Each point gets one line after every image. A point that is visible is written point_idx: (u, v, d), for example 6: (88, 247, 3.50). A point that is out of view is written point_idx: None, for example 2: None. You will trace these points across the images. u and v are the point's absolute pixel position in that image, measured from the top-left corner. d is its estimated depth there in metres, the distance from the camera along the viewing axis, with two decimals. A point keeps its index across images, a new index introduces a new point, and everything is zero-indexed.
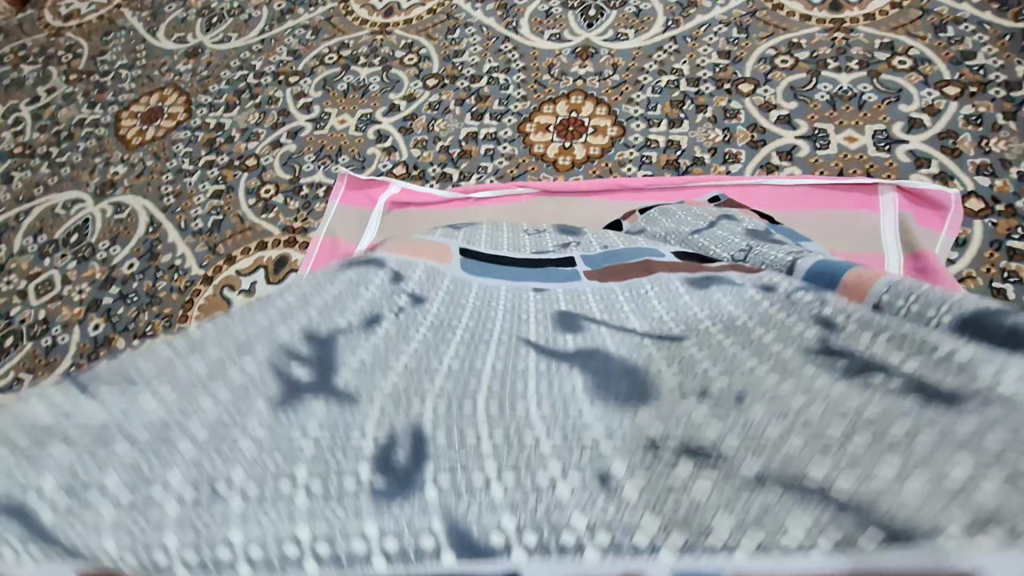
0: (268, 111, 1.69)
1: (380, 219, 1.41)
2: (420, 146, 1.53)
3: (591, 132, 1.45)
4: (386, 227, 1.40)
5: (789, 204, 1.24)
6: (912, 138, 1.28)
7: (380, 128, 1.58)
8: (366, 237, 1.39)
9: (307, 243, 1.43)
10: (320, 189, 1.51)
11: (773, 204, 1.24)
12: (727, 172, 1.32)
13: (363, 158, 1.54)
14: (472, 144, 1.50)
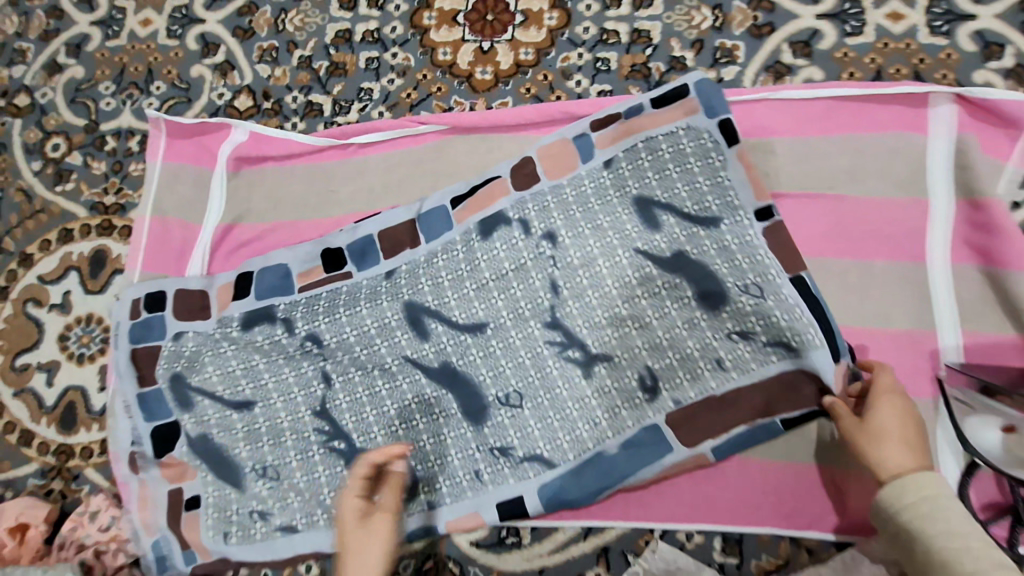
0: (29, 8, 1.11)
1: (224, 185, 0.97)
2: (268, 59, 1.02)
3: (519, 22, 0.97)
4: (236, 196, 0.97)
5: (806, 130, 0.87)
6: (983, 10, 0.87)
7: (203, 30, 1.04)
8: (210, 215, 0.97)
9: (129, 228, 1.00)
10: (132, 140, 1.03)
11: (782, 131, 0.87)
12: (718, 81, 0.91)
13: (186, 84, 1.03)
14: (345, 51, 1.00)
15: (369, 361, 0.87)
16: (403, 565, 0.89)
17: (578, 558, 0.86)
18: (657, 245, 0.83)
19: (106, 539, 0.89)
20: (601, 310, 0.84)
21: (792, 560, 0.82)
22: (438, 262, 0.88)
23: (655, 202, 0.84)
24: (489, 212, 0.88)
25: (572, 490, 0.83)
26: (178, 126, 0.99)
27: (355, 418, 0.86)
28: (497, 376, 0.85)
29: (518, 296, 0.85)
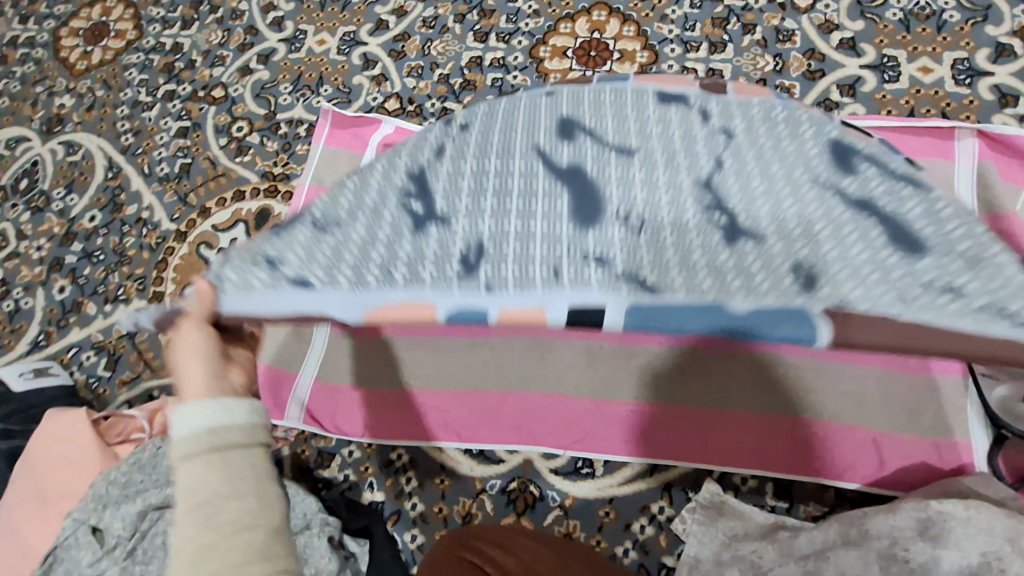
0: (232, 28, 1.44)
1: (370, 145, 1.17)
2: (414, 74, 1.30)
3: (616, 58, 1.23)
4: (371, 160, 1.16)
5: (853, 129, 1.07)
6: (998, 69, 1.08)
7: (366, 50, 1.35)
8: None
9: (290, 193, 1.25)
10: (301, 127, 1.31)
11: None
12: None
13: (348, 89, 1.32)
14: (475, 72, 1.28)
15: (498, 133, 0.71)
16: (489, 485, 1.01)
17: (643, 491, 0.98)
18: (776, 107, 0.68)
19: None
20: (778, 179, 0.62)
21: (836, 508, 0.93)
22: (603, 99, 0.72)
23: (856, 150, 0.64)
24: (668, 91, 0.72)
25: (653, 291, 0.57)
26: (340, 119, 1.26)
27: (450, 181, 0.67)
28: (630, 194, 0.63)
29: (677, 141, 0.67)
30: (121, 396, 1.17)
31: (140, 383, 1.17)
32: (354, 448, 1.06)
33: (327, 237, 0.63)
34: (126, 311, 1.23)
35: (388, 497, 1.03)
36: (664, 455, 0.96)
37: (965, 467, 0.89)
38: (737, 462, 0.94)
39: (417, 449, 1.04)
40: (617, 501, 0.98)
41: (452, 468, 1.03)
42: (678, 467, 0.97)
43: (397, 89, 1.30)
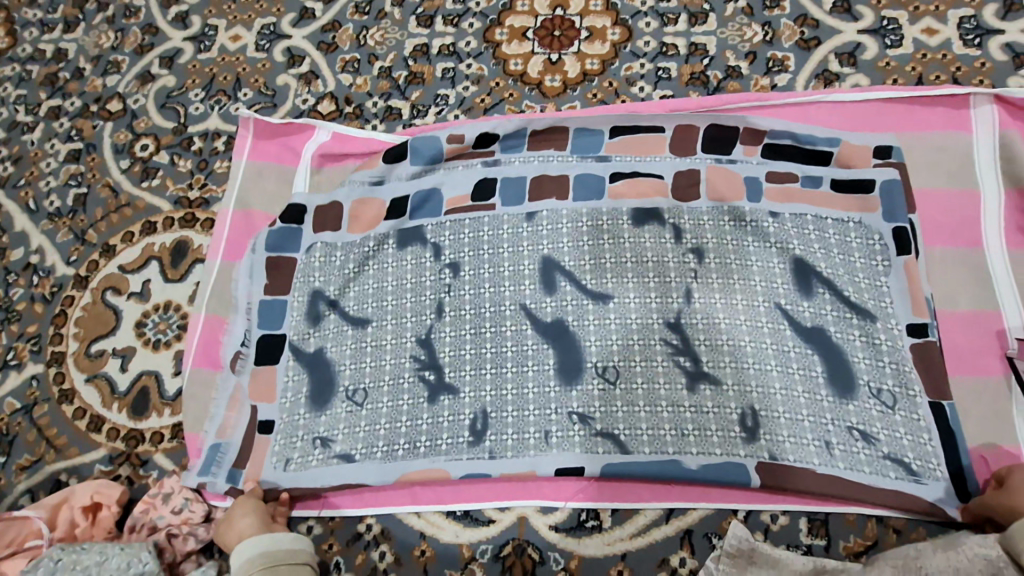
0: (126, 27, 1.21)
1: (316, 204, 0.99)
2: (350, 70, 1.11)
3: (584, 37, 1.06)
4: (323, 214, 0.99)
5: (856, 128, 0.93)
6: (1009, 26, 0.97)
7: (290, 45, 1.15)
8: (301, 230, 0.98)
9: (212, 220, 1.05)
10: (219, 140, 1.10)
11: (843, 146, 0.91)
12: (772, 87, 0.99)
13: (272, 91, 1.12)
14: (422, 63, 1.09)
15: (489, 303, 0.93)
16: (479, 552, 0.85)
17: (661, 542, 0.82)
18: (744, 210, 0.92)
19: (178, 521, 0.86)
20: (725, 337, 0.87)
21: (880, 541, 0.79)
22: (582, 227, 0.94)
23: (816, 272, 0.88)
24: (645, 203, 0.94)
25: (573, 356, 0.89)
26: (268, 129, 1.07)
27: (454, 352, 0.91)
28: (603, 343, 0.89)
29: (633, 331, 0.89)
30: (18, 485, 0.95)
31: (41, 468, 0.96)
32: (312, 524, 0.88)
33: (360, 424, 0.89)
34: (17, 380, 1.00)
35: None
36: (681, 496, 0.83)
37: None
38: (765, 497, 0.82)
39: (389, 517, 0.87)
40: (630, 558, 0.82)
41: (433, 536, 0.86)
42: (698, 508, 0.83)
43: (330, 88, 1.10)
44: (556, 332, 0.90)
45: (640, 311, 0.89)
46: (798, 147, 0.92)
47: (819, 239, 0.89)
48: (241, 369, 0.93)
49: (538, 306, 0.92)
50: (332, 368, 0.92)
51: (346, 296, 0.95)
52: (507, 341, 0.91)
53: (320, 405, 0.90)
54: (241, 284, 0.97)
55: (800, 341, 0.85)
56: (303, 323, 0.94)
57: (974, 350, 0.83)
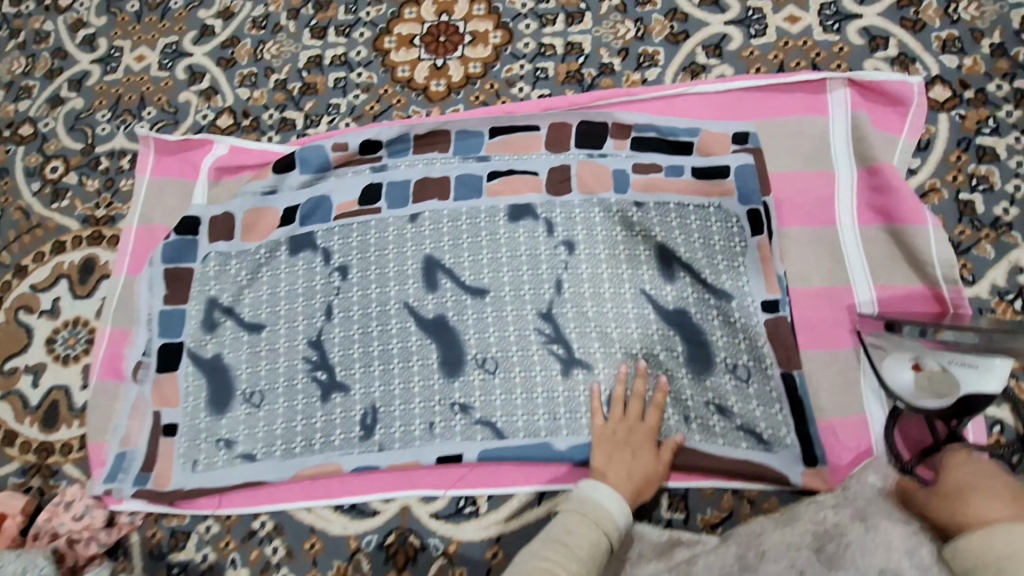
0: (36, 52, 1.25)
1: (211, 214, 1.03)
2: (248, 84, 1.15)
3: (468, 41, 1.10)
4: (216, 224, 1.03)
5: (720, 118, 0.98)
6: (866, 10, 1.01)
7: (191, 63, 1.19)
8: (195, 241, 1.02)
9: (117, 237, 1.09)
10: (124, 159, 1.14)
11: (702, 136, 0.96)
12: (643, 82, 1.03)
13: (175, 109, 1.16)
14: (316, 74, 1.13)
15: (375, 302, 0.96)
16: (365, 542, 0.90)
17: (533, 523, 0.88)
18: (611, 201, 0.95)
19: (80, 527, 0.91)
20: (594, 323, 0.91)
21: (735, 512, 0.84)
22: (461, 226, 0.98)
23: (676, 257, 0.92)
24: (520, 199, 0.98)
25: (453, 350, 0.93)
26: (165, 145, 1.10)
27: (343, 351, 0.95)
28: (482, 335, 0.93)
29: (509, 322, 0.93)
30: None
31: None
32: (210, 524, 0.92)
33: (254, 425, 0.93)
34: None
35: (254, 572, 0.90)
36: (553, 480, 0.88)
37: (836, 481, 0.82)
38: None
39: (281, 513, 0.92)
40: (505, 539, 0.88)
41: (323, 529, 0.91)
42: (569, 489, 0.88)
43: (228, 103, 1.14)
44: (436, 327, 0.94)
45: (517, 302, 0.93)
46: (662, 139, 0.97)
47: (682, 224, 0.93)
48: (143, 379, 0.97)
49: (421, 303, 0.95)
50: (227, 371, 0.96)
51: (241, 303, 0.99)
52: (390, 338, 0.94)
53: (217, 407, 0.95)
54: (142, 295, 1.01)
55: (666, 325, 0.89)
56: (200, 330, 0.99)
57: (829, 326, 0.87)
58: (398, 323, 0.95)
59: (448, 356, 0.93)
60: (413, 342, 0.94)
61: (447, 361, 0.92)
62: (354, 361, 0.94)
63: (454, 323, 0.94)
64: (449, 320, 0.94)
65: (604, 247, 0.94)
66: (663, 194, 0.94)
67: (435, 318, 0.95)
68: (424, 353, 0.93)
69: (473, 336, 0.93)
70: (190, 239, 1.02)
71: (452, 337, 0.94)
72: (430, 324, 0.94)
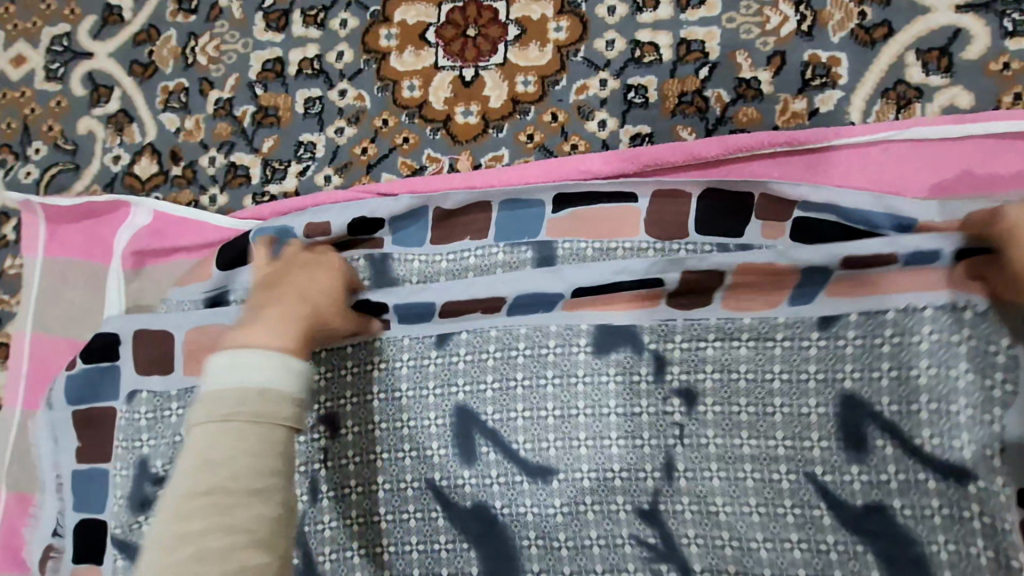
0: None
1: (138, 326, 0.66)
2: (175, 106, 0.75)
3: (511, 38, 0.68)
4: (143, 350, 0.66)
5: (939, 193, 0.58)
6: None
7: (91, 68, 0.79)
8: (116, 369, 0.67)
9: (8, 347, 0.75)
10: (6, 224, 0.77)
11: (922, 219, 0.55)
12: (810, 115, 0.62)
13: (73, 145, 0.78)
14: (275, 90, 0.73)
15: (381, 473, 0.61)
16: None
17: None
18: (775, 323, 0.56)
19: None
20: (728, 531, 0.55)
21: None
22: (519, 360, 0.60)
23: (874, 414, 0.53)
24: (616, 319, 0.59)
25: (502, 556, 0.58)
26: (59, 205, 0.73)
27: (337, 553, 0.61)
28: (546, 538, 0.58)
29: (589, 523, 0.57)
30: None
31: None
32: None
33: None
34: None
35: None
36: None
37: None
38: None
39: None
40: None
41: None
42: None
43: (150, 136, 0.76)
44: (475, 520, 0.59)
45: (601, 492, 0.57)
46: (843, 225, 0.57)
47: (918, 370, 0.53)
48: (54, 573, 0.67)
49: (450, 480, 0.59)
50: None
51: None
52: (407, 538, 0.60)
53: None
54: (44, 451, 0.68)
55: (855, 537, 0.53)
56: (126, 511, 0.65)
57: None
58: (417, 513, 0.60)
59: (495, 569, 0.58)
60: (443, 545, 0.59)
61: None
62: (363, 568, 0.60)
63: (501, 518, 0.58)
64: (495, 513, 0.58)
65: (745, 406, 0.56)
66: (871, 302, 0.54)
67: (473, 505, 0.59)
68: (457, 564, 0.59)
69: (532, 539, 0.58)
70: (107, 366, 0.67)
71: (501, 541, 0.58)
72: (466, 518, 0.59)
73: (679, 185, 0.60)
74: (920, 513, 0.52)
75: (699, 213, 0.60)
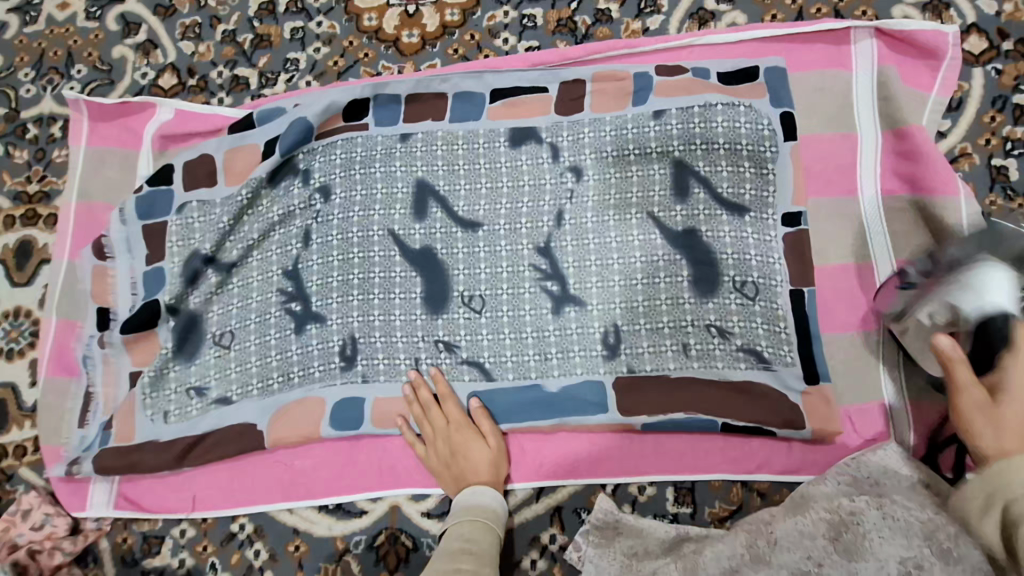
0: None
1: (184, 159, 0.92)
2: (191, 36, 1.00)
3: None
4: (192, 171, 0.91)
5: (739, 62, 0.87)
6: None
7: (123, 11, 1.02)
8: (171, 192, 0.91)
9: (55, 216, 0.96)
10: (54, 126, 1.00)
11: (718, 72, 0.86)
12: (644, 32, 0.91)
13: (108, 66, 1.01)
14: (269, 23, 0.98)
15: (357, 226, 0.89)
16: (354, 542, 0.86)
17: (532, 521, 0.85)
18: (627, 119, 0.86)
19: (40, 537, 0.86)
20: (594, 257, 0.85)
21: (744, 505, 0.82)
22: (457, 150, 0.89)
23: (693, 172, 0.85)
24: (524, 123, 0.88)
25: (440, 284, 0.87)
26: (98, 103, 0.96)
27: (321, 279, 0.89)
28: (472, 272, 0.86)
29: (502, 257, 0.86)
30: None
31: None
32: (186, 526, 0.88)
33: (229, 364, 0.88)
34: None
35: None
36: (554, 475, 0.84)
37: (831, 462, 0.80)
38: (631, 469, 0.83)
39: (261, 514, 0.87)
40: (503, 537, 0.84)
41: (306, 531, 0.87)
42: (568, 485, 0.84)
43: (171, 58, 1.00)
44: (423, 258, 0.88)
45: (510, 236, 0.87)
46: (671, 79, 0.86)
47: (699, 163, 0.85)
48: (111, 342, 0.89)
49: (407, 232, 0.88)
50: (195, 327, 0.89)
51: (226, 249, 0.89)
52: (375, 271, 0.88)
53: (190, 354, 0.88)
54: (120, 264, 0.91)
55: (674, 249, 0.84)
56: (180, 286, 0.89)
57: (858, 307, 0.82)
58: (383, 250, 0.88)
59: (432, 296, 0.87)
60: (399, 275, 0.88)
61: (433, 299, 0.87)
62: (344, 301, 0.88)
63: (442, 256, 0.87)
64: (437, 254, 0.87)
65: (613, 190, 0.86)
66: (684, 101, 0.85)
67: (423, 248, 0.88)
68: (408, 286, 0.87)
69: (462, 272, 0.87)
70: (163, 190, 0.91)
71: (441, 273, 0.87)
72: (418, 256, 0.88)
73: (554, 75, 0.88)
74: (701, 263, 0.83)
75: (571, 81, 0.88)
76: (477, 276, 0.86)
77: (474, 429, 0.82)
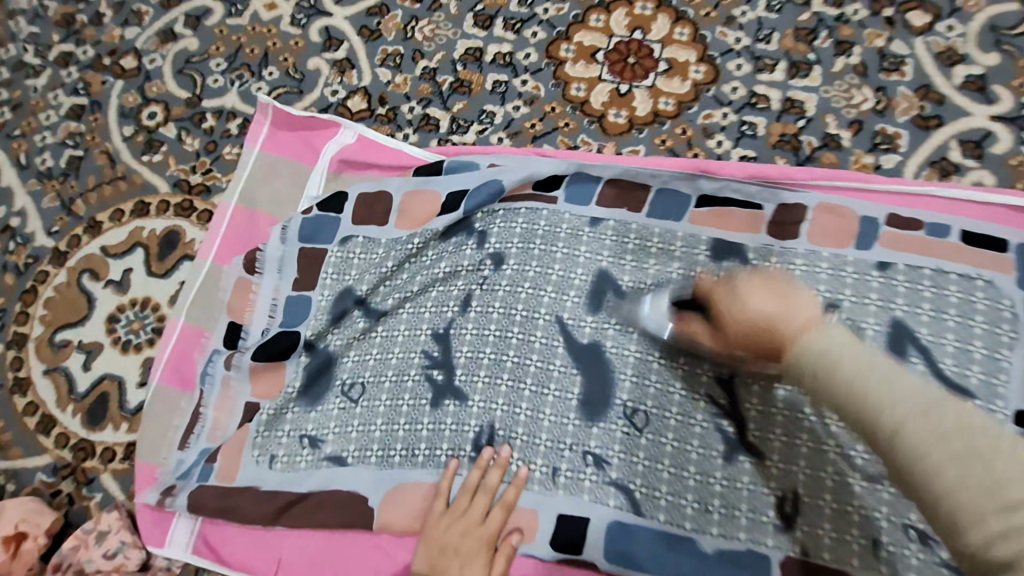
0: None
1: (361, 191, 0.87)
2: (391, 64, 0.98)
3: (663, 70, 0.91)
4: (363, 204, 0.87)
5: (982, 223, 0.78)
6: None
7: (328, 24, 1.01)
8: (338, 221, 0.86)
9: (210, 213, 0.93)
10: (233, 122, 0.97)
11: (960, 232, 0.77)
12: (875, 168, 0.84)
13: (301, 76, 0.99)
14: (472, 70, 0.95)
15: (522, 304, 0.82)
16: None
17: None
18: (847, 260, 0.78)
19: (110, 567, 0.79)
20: (783, 406, 0.75)
21: None
22: (650, 249, 0.82)
23: (914, 338, 0.75)
24: (732, 238, 0.81)
25: (600, 387, 0.79)
26: (283, 112, 0.94)
27: (472, 352, 0.81)
28: (640, 383, 0.78)
29: (677, 378, 0.78)
30: None
31: None
32: None
33: (351, 419, 0.81)
34: None
35: None
36: None
37: None
38: None
39: None
40: None
41: None
42: None
43: (364, 82, 0.97)
44: (586, 354, 0.80)
45: (690, 354, 0.78)
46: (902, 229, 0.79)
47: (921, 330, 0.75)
48: (238, 365, 0.83)
49: (577, 321, 0.81)
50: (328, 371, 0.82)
51: (379, 296, 0.84)
52: (534, 356, 0.80)
53: (314, 398, 0.82)
54: (266, 284, 0.86)
55: None
56: (325, 322, 0.83)
57: None
58: (547, 335, 0.81)
59: (591, 399, 0.78)
60: (560, 365, 0.80)
61: (591, 403, 0.78)
62: (492, 382, 0.80)
63: (610, 358, 0.79)
64: (604, 353, 0.80)
65: None
66: (913, 258, 0.77)
67: (591, 342, 0.80)
68: (565, 381, 0.79)
69: (629, 380, 0.78)
70: (331, 217, 0.87)
71: (606, 373, 0.79)
72: (584, 351, 0.80)
73: (772, 196, 0.81)
74: None
75: (791, 204, 0.81)
76: (644, 392, 0.78)
77: (488, 549, 0.73)
